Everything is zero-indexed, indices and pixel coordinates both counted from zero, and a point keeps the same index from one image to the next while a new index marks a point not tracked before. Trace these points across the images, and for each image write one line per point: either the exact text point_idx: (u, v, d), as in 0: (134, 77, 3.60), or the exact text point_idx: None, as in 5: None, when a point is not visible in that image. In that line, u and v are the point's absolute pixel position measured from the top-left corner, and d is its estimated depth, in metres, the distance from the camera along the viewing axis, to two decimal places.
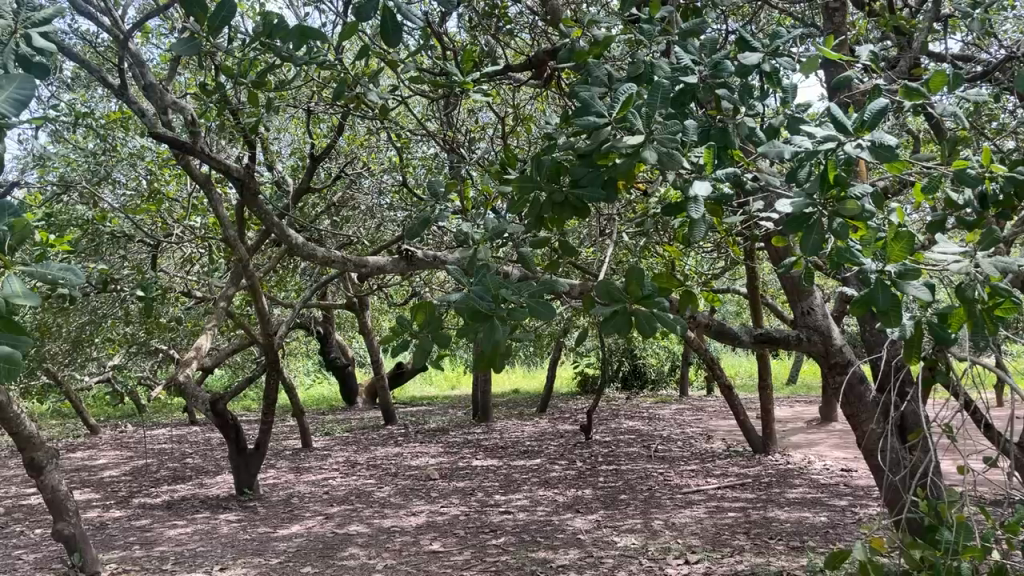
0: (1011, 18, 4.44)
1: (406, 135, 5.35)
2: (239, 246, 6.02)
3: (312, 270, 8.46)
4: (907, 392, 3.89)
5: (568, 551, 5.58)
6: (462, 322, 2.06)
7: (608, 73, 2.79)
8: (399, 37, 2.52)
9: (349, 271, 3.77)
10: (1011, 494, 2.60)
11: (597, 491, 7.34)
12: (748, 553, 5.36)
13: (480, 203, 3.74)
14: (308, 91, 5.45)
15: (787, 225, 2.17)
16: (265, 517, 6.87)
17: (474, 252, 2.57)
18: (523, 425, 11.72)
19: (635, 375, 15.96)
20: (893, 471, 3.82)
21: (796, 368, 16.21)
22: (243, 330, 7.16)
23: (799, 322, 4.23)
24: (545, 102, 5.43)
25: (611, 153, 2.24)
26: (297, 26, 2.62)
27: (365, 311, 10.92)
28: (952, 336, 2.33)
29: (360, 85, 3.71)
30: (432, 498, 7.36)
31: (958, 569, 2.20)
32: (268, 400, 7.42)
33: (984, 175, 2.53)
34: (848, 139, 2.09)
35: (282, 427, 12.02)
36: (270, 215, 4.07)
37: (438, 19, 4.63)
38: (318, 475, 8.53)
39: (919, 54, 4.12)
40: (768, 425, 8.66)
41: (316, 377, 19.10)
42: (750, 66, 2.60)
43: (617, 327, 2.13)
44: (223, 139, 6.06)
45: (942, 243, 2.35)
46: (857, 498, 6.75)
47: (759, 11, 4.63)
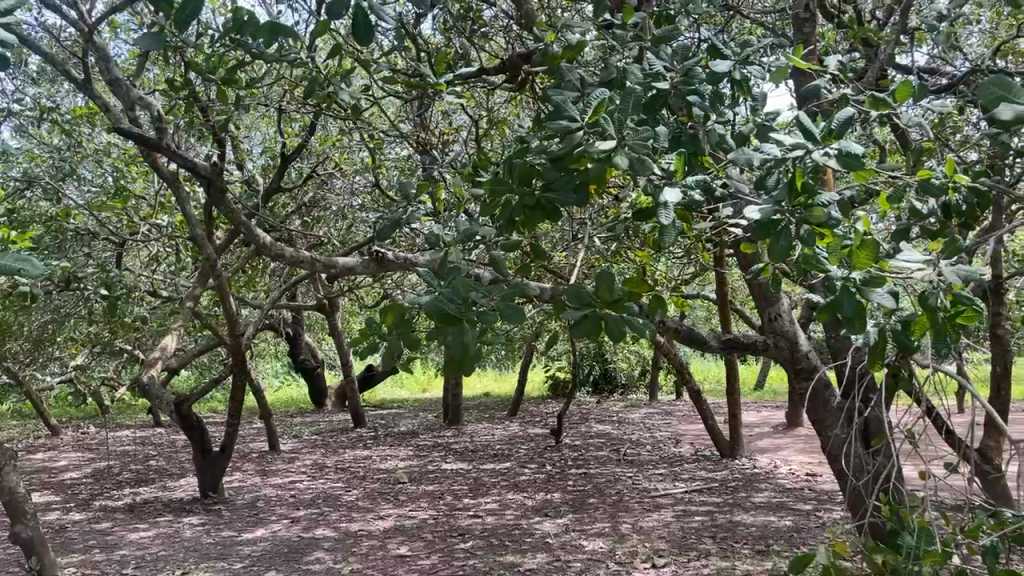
0: (976, 32, 4.54)
1: (379, 136, 5.32)
2: (207, 245, 5.92)
3: (281, 270, 8.37)
4: (872, 397, 3.94)
5: (536, 555, 5.58)
6: (432, 325, 2.01)
7: (581, 77, 2.81)
8: (371, 38, 2.44)
9: (319, 272, 3.74)
10: (972, 498, 2.64)
11: (567, 495, 7.36)
12: (714, 557, 5.41)
13: (453, 206, 3.73)
14: (279, 89, 5.39)
15: (755, 231, 2.19)
16: (229, 520, 6.77)
17: (445, 254, 2.55)
18: (493, 428, 11.71)
19: (606, 379, 16.05)
20: (856, 476, 3.88)
21: (764, 373, 16.41)
22: (210, 331, 7.06)
23: (766, 327, 4.26)
24: (519, 106, 5.44)
25: (583, 157, 2.24)
26: (268, 22, 2.57)
27: (335, 313, 10.84)
28: (915, 343, 2.35)
29: (332, 84, 3.68)
30: (400, 501, 7.32)
31: (920, 572, 2.22)
32: (235, 403, 7.31)
33: (949, 185, 2.55)
34: (816, 147, 2.14)
35: (249, 430, 11.85)
36: (239, 215, 4.02)
37: (412, 21, 4.61)
38: (285, 478, 8.43)
39: (886, 66, 4.19)
40: (736, 429, 8.72)
41: (284, 379, 18.93)
42: (720, 73, 2.63)
43: (587, 331, 2.12)
44: (192, 136, 5.97)
45: (905, 250, 2.38)
46: (821, 502, 6.84)
47: (732, 19, 4.69)
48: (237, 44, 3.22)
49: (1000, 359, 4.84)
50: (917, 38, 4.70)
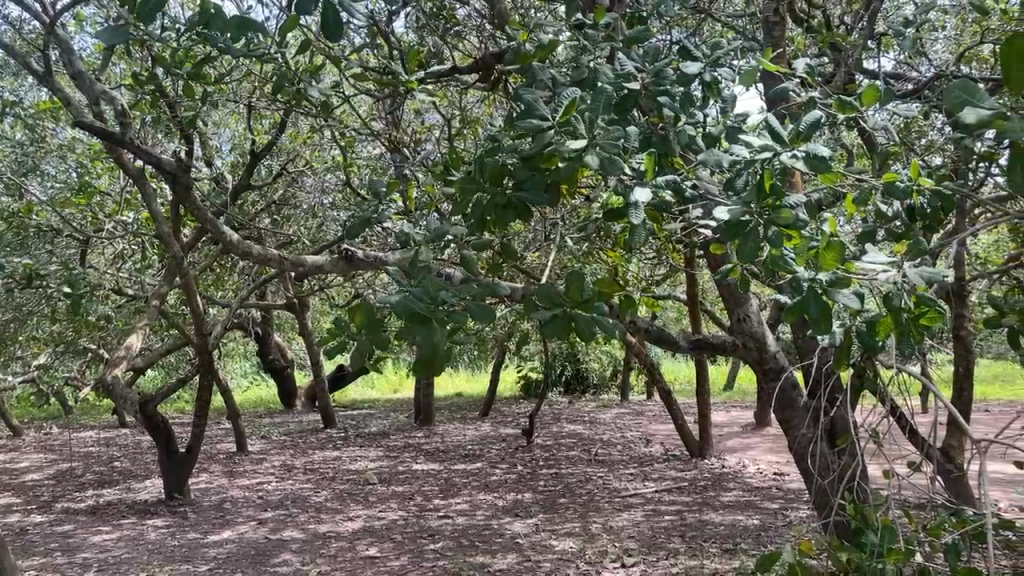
0: (940, 38, 4.62)
1: (350, 134, 5.29)
2: (173, 243, 5.82)
3: (250, 269, 8.28)
4: (837, 397, 3.97)
5: (506, 555, 5.57)
6: (399, 325, 1.99)
7: (552, 77, 2.79)
8: (340, 35, 2.40)
9: (287, 270, 3.70)
10: (934, 497, 2.68)
11: (537, 495, 7.36)
12: (683, 556, 5.45)
13: (424, 205, 3.70)
14: (248, 85, 5.32)
15: (723, 233, 2.20)
16: (195, 522, 6.67)
17: (415, 253, 2.53)
18: (464, 428, 11.68)
19: (578, 379, 16.11)
20: (822, 475, 3.92)
21: (733, 374, 16.55)
22: (177, 330, 6.94)
23: (735, 328, 4.30)
24: (492, 105, 5.43)
25: (553, 156, 2.23)
26: (236, 17, 2.52)
27: (305, 313, 10.74)
28: (879, 343, 2.37)
29: (302, 81, 3.64)
30: (370, 502, 7.27)
31: (883, 570, 2.25)
32: (201, 403, 7.21)
33: (913, 189, 2.60)
34: (785, 149, 2.16)
35: (216, 430, 11.69)
36: (206, 213, 3.95)
37: (384, 19, 4.58)
38: (252, 479, 8.33)
39: (854, 71, 4.25)
40: (706, 429, 8.78)
41: (253, 380, 18.72)
42: (691, 75, 2.64)
43: (557, 332, 2.12)
44: (158, 132, 5.88)
45: (870, 252, 2.40)
46: (788, 501, 6.91)
47: (703, 22, 4.72)
48: (203, 39, 3.17)
49: (962, 360, 4.93)
50: (884, 43, 4.78)
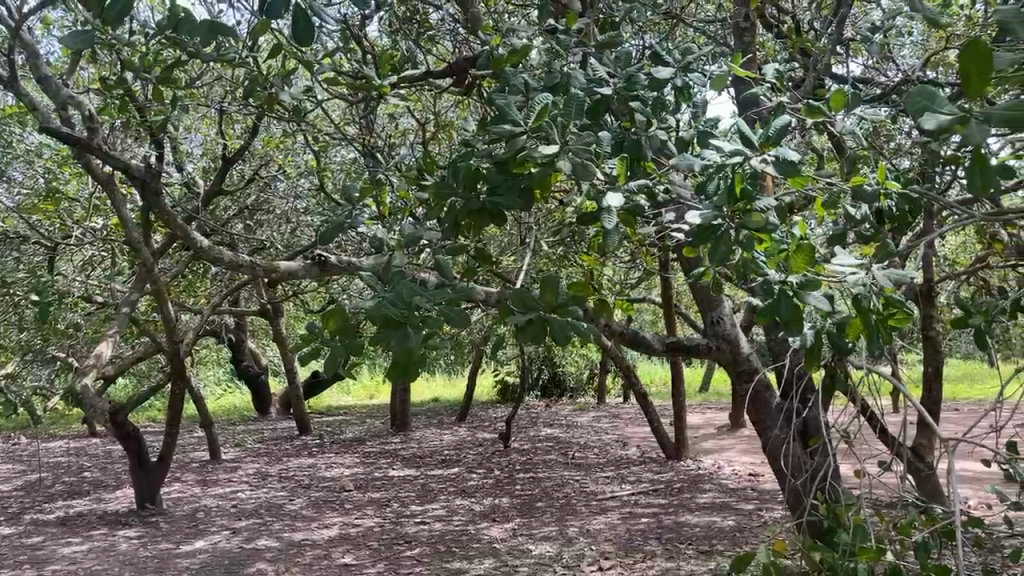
0: (908, 43, 4.70)
1: (323, 139, 5.27)
2: (144, 249, 5.74)
3: (223, 275, 8.19)
4: (809, 398, 4.01)
5: (483, 560, 5.56)
6: (374, 330, 1.98)
7: (525, 81, 2.78)
8: (312, 38, 2.37)
9: (260, 276, 3.66)
10: (905, 496, 2.71)
11: (514, 500, 7.35)
12: (659, 558, 5.47)
13: (398, 210, 3.69)
14: (220, 89, 5.27)
15: (695, 236, 2.23)
16: (167, 532, 6.58)
17: (389, 258, 2.53)
18: (441, 433, 11.65)
19: (554, 383, 16.13)
20: (795, 475, 3.96)
21: (708, 376, 16.68)
22: (148, 337, 6.85)
23: (709, 330, 4.33)
24: (465, 110, 5.43)
25: (526, 161, 2.23)
26: (207, 20, 2.48)
27: (279, 319, 10.65)
28: (850, 344, 2.40)
29: (274, 86, 3.61)
30: (345, 509, 7.21)
31: (856, 570, 2.27)
32: (173, 411, 7.12)
33: (880, 191, 2.65)
34: (755, 153, 2.18)
35: (189, 439, 11.55)
36: (176, 219, 3.91)
37: (358, 23, 4.57)
38: (226, 488, 8.24)
39: (823, 76, 4.30)
40: (681, 431, 8.83)
41: (227, 388, 18.51)
42: (661, 80, 2.67)
43: (533, 335, 2.13)
44: (127, 137, 5.80)
45: (840, 255, 2.44)
46: (763, 501, 6.98)
47: (676, 26, 4.75)
48: (172, 43, 3.14)
49: (931, 360, 5.01)
50: (852, 49, 4.85)
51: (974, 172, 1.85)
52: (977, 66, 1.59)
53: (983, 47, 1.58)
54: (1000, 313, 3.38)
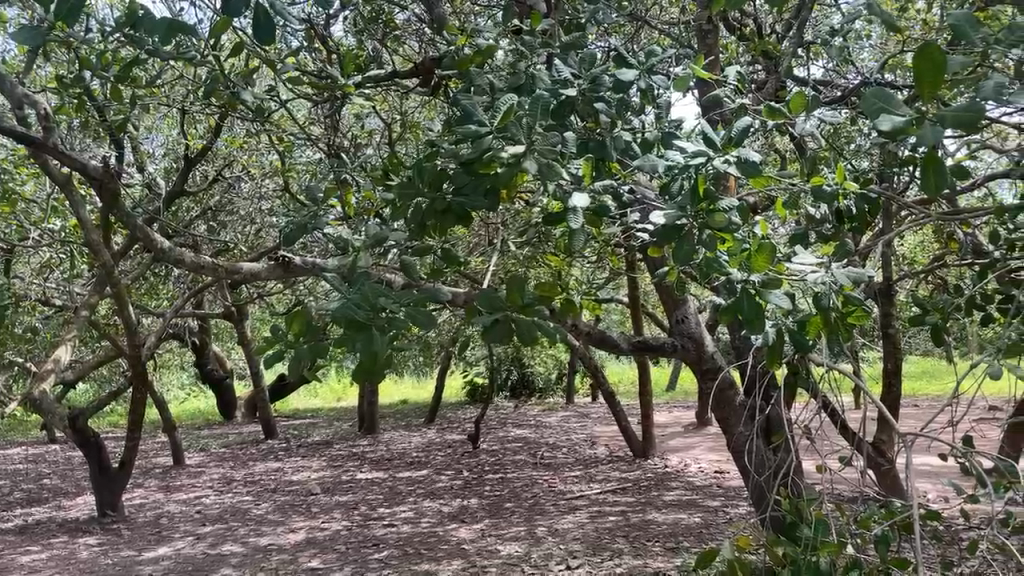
0: (866, 47, 4.80)
1: (287, 138, 5.21)
2: (103, 251, 5.62)
3: (185, 277, 8.07)
4: (772, 396, 4.06)
5: (451, 562, 5.55)
6: (339, 333, 1.96)
7: (490, 82, 2.77)
8: (271, 35, 2.33)
9: (222, 278, 3.60)
10: (864, 490, 2.76)
11: (483, 500, 7.35)
12: (627, 556, 5.51)
13: (363, 210, 3.67)
14: (180, 88, 5.20)
15: (660, 236, 2.25)
16: (130, 539, 6.46)
17: (354, 259, 2.52)
18: (410, 435, 11.61)
19: (523, 384, 16.16)
20: (758, 471, 4.00)
21: (676, 375, 16.84)
22: (109, 341, 6.72)
23: (674, 329, 4.37)
24: (432, 111, 5.42)
25: (492, 162, 2.23)
26: (165, 18, 2.41)
27: (244, 322, 10.52)
28: (810, 341, 2.45)
29: (235, 85, 3.56)
30: (312, 513, 7.14)
31: (817, 563, 2.31)
32: (135, 415, 6.99)
33: (840, 191, 2.69)
34: (718, 154, 2.20)
35: (152, 444, 11.34)
36: (136, 220, 3.84)
37: (323, 22, 4.54)
38: (190, 494, 8.10)
39: (785, 79, 4.37)
40: (649, 430, 8.89)
41: (191, 392, 18.22)
42: (626, 82, 2.69)
43: (498, 336, 2.13)
44: (85, 136, 5.69)
45: (800, 254, 2.48)
46: (729, 498, 7.07)
47: (640, 30, 4.80)
48: (130, 41, 3.09)
49: (890, 357, 5.12)
50: (812, 52, 4.94)
51: (927, 177, 1.92)
52: (926, 70, 1.64)
53: (936, 50, 1.62)
54: (954, 311, 3.47)
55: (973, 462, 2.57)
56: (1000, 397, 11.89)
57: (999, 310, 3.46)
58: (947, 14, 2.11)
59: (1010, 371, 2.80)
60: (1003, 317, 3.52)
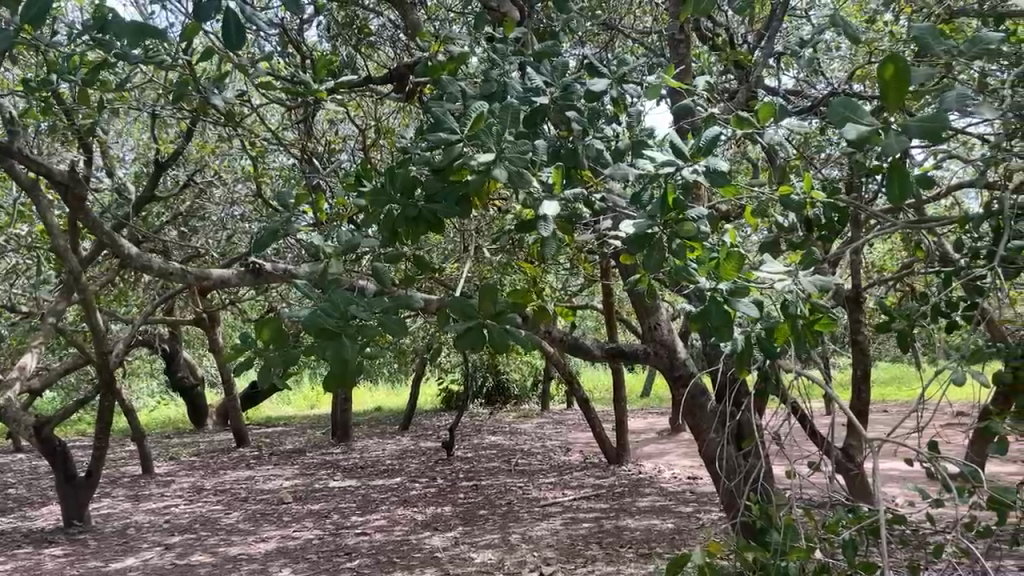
0: (836, 57, 4.88)
1: (260, 144, 5.18)
2: (70, 257, 5.54)
3: (155, 283, 7.97)
4: (743, 402, 4.09)
5: (424, 570, 5.52)
6: (308, 342, 1.94)
7: (462, 89, 2.77)
8: (243, 42, 2.29)
9: (190, 284, 3.56)
10: (833, 495, 2.78)
11: (457, 508, 7.33)
12: (600, 562, 5.52)
13: (336, 216, 3.65)
14: (149, 92, 5.14)
15: (630, 244, 2.25)
16: (96, 550, 6.34)
17: (325, 267, 2.49)
18: (384, 443, 11.54)
19: (499, 390, 16.15)
20: (729, 477, 4.02)
21: (650, 381, 16.96)
22: (76, 348, 6.60)
23: (646, 335, 4.38)
24: (406, 117, 5.40)
25: (463, 169, 2.24)
26: (134, 23, 2.36)
27: (215, 329, 10.41)
28: (778, 348, 2.48)
29: (206, 89, 3.54)
30: (284, 522, 7.07)
31: (786, 568, 2.33)
32: (103, 424, 6.88)
33: (807, 200, 2.72)
34: (686, 164, 2.22)
35: (120, 453, 11.15)
36: (103, 225, 3.79)
37: (296, 27, 4.53)
38: (159, 503, 7.98)
39: (755, 88, 4.43)
40: (623, 437, 8.92)
41: (161, 400, 17.96)
42: (598, 92, 2.72)
43: (470, 343, 2.11)
44: (53, 140, 5.60)
45: (768, 262, 2.49)
46: (701, 504, 7.11)
47: (614, 38, 4.84)
48: (98, 45, 3.06)
49: (859, 363, 5.19)
50: (782, 61, 5.01)
51: (893, 184, 1.96)
52: (893, 80, 1.67)
53: (901, 62, 1.66)
54: (921, 318, 3.53)
55: (938, 468, 2.60)
56: (966, 402, 12.12)
57: (964, 317, 3.53)
58: (910, 26, 2.15)
59: (974, 377, 2.84)
60: (967, 323, 3.58)
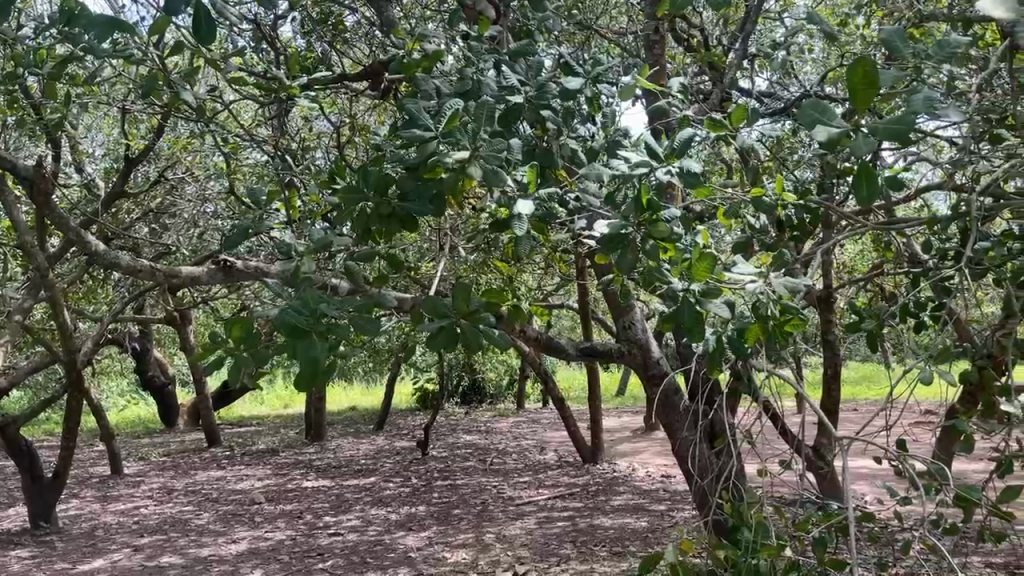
0: (808, 60, 4.93)
1: (233, 140, 5.11)
2: (37, 254, 5.44)
3: (125, 282, 7.85)
4: (715, 401, 4.13)
5: (397, 570, 5.50)
6: (279, 342, 1.91)
7: (436, 88, 2.76)
8: (213, 34, 2.25)
9: (160, 282, 3.50)
10: (803, 492, 2.81)
11: (431, 507, 7.31)
12: (573, 561, 5.53)
13: (309, 214, 3.62)
14: (119, 87, 5.06)
15: (604, 244, 2.26)
16: (63, 552, 6.23)
17: (298, 265, 2.47)
18: (359, 442, 11.48)
19: (474, 390, 16.13)
20: (701, 475, 4.06)
21: (624, 381, 17.04)
22: (44, 347, 6.49)
23: (620, 334, 4.40)
24: (381, 115, 5.37)
25: (437, 167, 2.24)
26: (102, 15, 2.31)
27: (186, 328, 10.28)
28: (749, 348, 2.51)
29: (176, 85, 3.49)
30: (256, 522, 7.01)
31: (757, 566, 2.34)
32: (71, 424, 6.75)
33: (778, 201, 2.75)
34: (660, 165, 2.25)
35: (88, 454, 10.96)
36: (70, 221, 3.72)
37: (270, 22, 4.49)
38: (128, 504, 7.86)
39: (729, 89, 4.46)
40: (597, 436, 8.94)
41: (131, 399, 17.74)
42: (573, 90, 2.72)
43: (444, 344, 2.10)
44: (19, 134, 5.49)
45: (740, 262, 2.52)
46: (674, 502, 7.16)
47: (591, 37, 4.85)
48: (66, 39, 3.00)
49: (830, 362, 5.24)
50: (757, 63, 5.05)
51: (861, 186, 1.98)
52: (862, 83, 1.69)
53: (869, 66, 1.68)
54: (890, 318, 3.59)
55: (905, 466, 2.62)
56: (933, 401, 12.33)
57: (931, 317, 3.59)
58: (880, 29, 2.17)
59: (941, 376, 2.87)
60: (935, 323, 3.63)
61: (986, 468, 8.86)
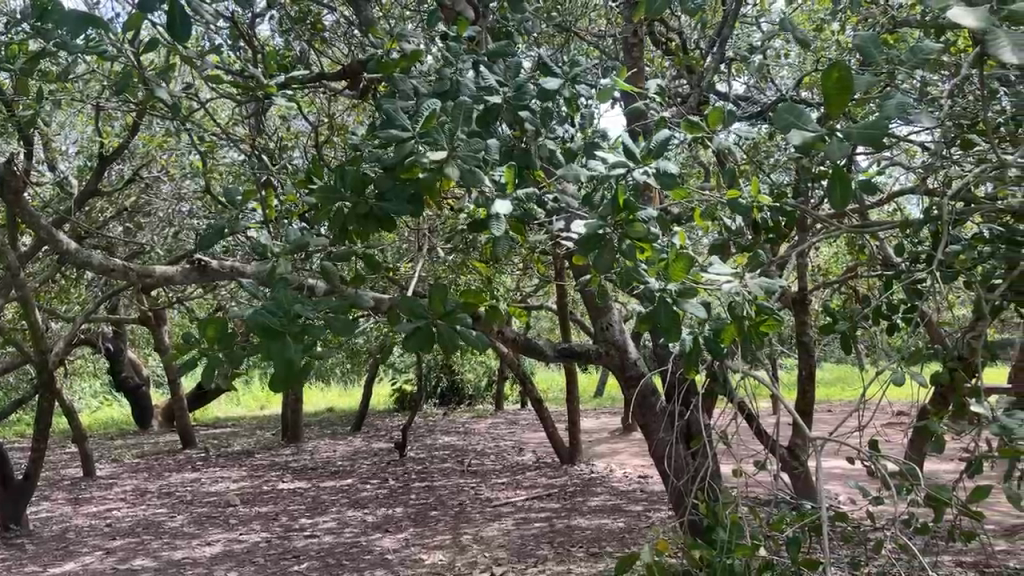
0: (784, 64, 4.98)
1: (209, 138, 5.07)
2: (7, 252, 5.34)
3: (98, 281, 7.75)
4: (691, 402, 4.17)
5: (373, 572, 5.47)
6: (253, 342, 1.89)
7: (415, 88, 2.75)
8: (188, 32, 2.23)
9: (134, 282, 3.45)
10: (777, 492, 2.83)
11: (408, 509, 7.28)
12: (550, 562, 5.54)
13: (285, 213, 3.59)
14: (92, 84, 5.00)
15: (581, 244, 2.27)
16: (34, 555, 6.14)
17: (274, 265, 2.46)
18: (336, 443, 11.42)
19: (452, 391, 16.11)
20: (677, 475, 4.10)
21: (602, 382, 17.11)
22: (14, 346, 6.38)
23: (598, 335, 4.41)
24: (359, 115, 5.35)
25: (414, 167, 2.24)
26: (76, 12, 2.28)
27: (161, 328, 10.17)
28: (724, 348, 2.52)
29: (151, 82, 3.45)
30: (231, 525, 6.94)
31: (732, 566, 2.35)
32: (42, 425, 6.65)
33: (753, 203, 2.77)
34: (637, 166, 2.26)
35: (59, 456, 10.81)
36: (42, 220, 3.66)
37: (246, 20, 4.45)
38: (100, 506, 7.76)
39: (706, 92, 4.50)
40: (575, 437, 8.96)
41: (104, 400, 17.54)
42: (551, 91, 2.73)
43: (419, 344, 2.09)
44: None
45: (716, 263, 2.53)
46: (651, 503, 7.19)
47: (570, 39, 4.87)
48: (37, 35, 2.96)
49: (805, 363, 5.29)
50: (733, 66, 5.09)
51: (834, 188, 2.00)
52: (836, 86, 1.71)
53: (843, 70, 1.70)
54: (864, 319, 3.62)
55: (878, 467, 2.64)
56: (906, 402, 12.52)
57: (903, 319, 3.64)
58: (854, 35, 2.20)
59: (913, 378, 2.91)
60: (907, 325, 3.68)
61: (956, 468, 8.99)
